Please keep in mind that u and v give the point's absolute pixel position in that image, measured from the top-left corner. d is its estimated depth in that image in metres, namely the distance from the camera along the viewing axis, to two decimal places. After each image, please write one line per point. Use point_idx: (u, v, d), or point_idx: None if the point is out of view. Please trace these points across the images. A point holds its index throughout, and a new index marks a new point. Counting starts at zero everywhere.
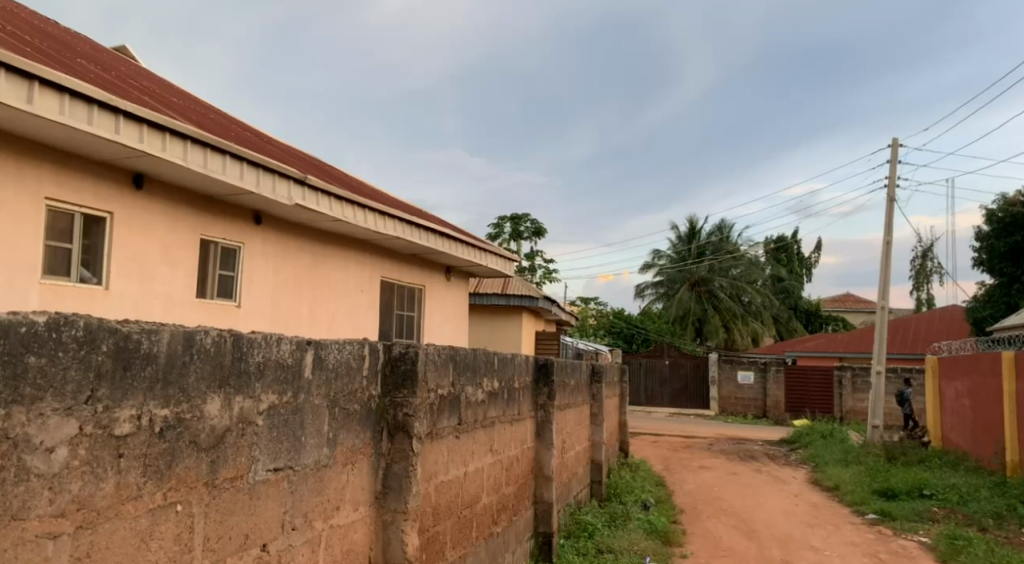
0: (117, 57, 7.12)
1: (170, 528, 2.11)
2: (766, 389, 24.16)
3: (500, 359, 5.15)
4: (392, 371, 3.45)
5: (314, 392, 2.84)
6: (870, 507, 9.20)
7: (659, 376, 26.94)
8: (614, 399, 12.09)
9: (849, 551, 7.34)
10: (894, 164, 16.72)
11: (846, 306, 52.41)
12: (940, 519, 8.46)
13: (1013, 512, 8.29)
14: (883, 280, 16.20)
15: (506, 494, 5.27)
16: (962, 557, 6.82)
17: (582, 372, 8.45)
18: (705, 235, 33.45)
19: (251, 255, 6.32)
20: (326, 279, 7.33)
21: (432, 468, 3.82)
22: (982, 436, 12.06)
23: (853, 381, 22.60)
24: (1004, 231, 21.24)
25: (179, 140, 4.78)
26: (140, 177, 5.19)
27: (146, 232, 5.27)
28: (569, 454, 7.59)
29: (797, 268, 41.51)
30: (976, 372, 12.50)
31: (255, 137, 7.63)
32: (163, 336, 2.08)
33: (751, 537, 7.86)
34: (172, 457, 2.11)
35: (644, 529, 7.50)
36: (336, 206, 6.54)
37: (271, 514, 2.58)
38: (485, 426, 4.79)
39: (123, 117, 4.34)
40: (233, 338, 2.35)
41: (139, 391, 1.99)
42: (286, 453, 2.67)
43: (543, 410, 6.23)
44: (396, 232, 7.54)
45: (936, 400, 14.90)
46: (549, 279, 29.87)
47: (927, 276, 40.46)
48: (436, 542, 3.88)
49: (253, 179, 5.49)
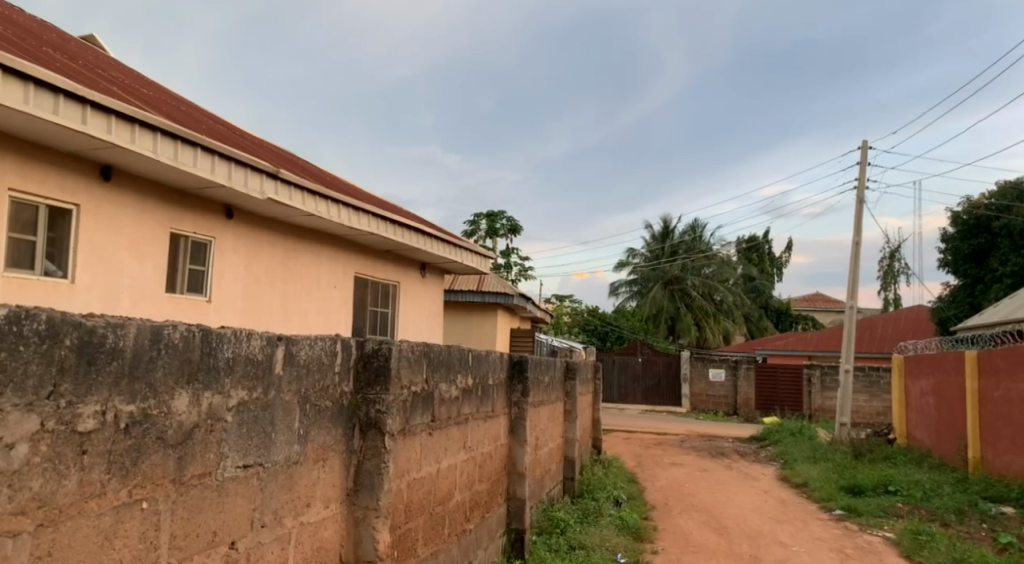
0: (83, 44, 6.95)
1: (134, 527, 2.08)
2: (737, 387, 24.43)
3: (475, 355, 5.16)
4: (365, 367, 3.43)
5: (285, 388, 2.82)
6: (836, 503, 9.34)
7: (632, 373, 27.18)
8: (587, 396, 12.17)
9: (816, 546, 7.47)
10: (863, 166, 16.97)
11: (815, 305, 53.29)
12: (905, 515, 8.63)
13: (975, 508, 8.48)
14: (852, 279, 16.48)
15: (479, 490, 5.28)
16: (925, 552, 6.96)
17: (557, 369, 8.49)
18: (678, 234, 33.70)
19: (222, 251, 6.25)
20: (299, 275, 7.26)
21: (405, 465, 3.81)
22: (945, 433, 12.31)
23: (823, 379, 22.75)
24: (969, 233, 21.74)
25: (147, 132, 4.70)
26: (108, 169, 5.10)
27: (114, 225, 5.18)
28: (543, 451, 7.63)
29: (768, 268, 42.07)
30: (941, 370, 12.74)
31: (227, 130, 7.51)
32: (129, 330, 2.04)
33: (722, 533, 7.95)
34: (138, 453, 2.08)
35: (616, 526, 7.56)
36: (309, 200, 6.47)
37: (240, 511, 2.55)
38: (459, 423, 4.78)
39: (90, 107, 4.25)
40: (202, 332, 2.32)
41: (104, 386, 1.96)
42: (256, 450, 2.64)
43: (517, 406, 6.23)
44: (370, 227, 7.48)
45: (901, 399, 15.18)
46: (525, 276, 29.98)
47: (893, 277, 41.33)
48: (408, 540, 3.87)
49: (225, 171, 5.41)
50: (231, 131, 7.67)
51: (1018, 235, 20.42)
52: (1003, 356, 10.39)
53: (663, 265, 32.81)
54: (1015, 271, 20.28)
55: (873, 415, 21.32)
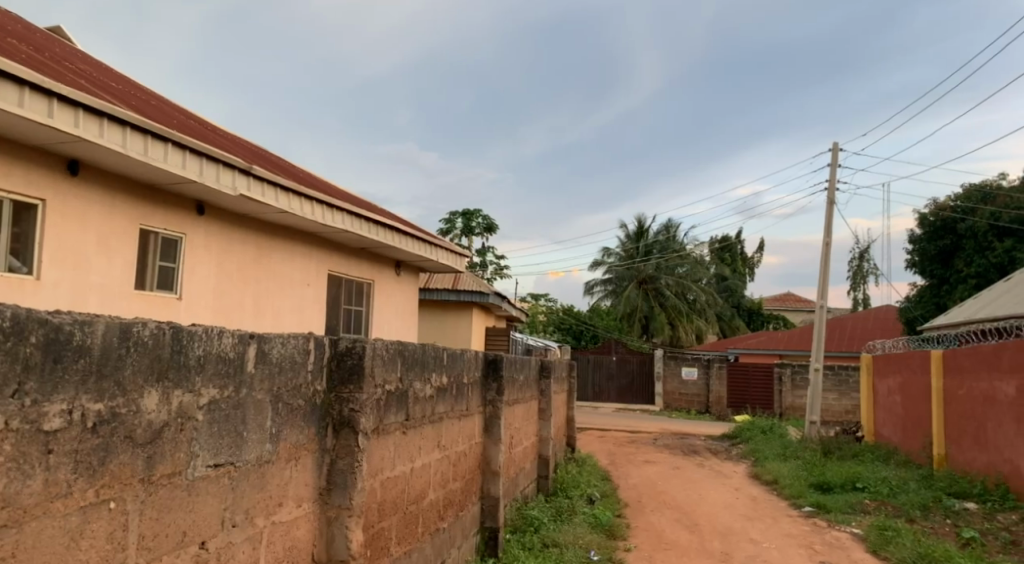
0: (50, 36, 6.82)
1: (102, 527, 2.05)
2: (709, 386, 24.68)
3: (450, 354, 5.15)
4: (339, 365, 3.41)
5: (257, 386, 2.79)
6: (806, 500, 9.47)
7: (606, 371, 27.36)
8: (562, 395, 12.22)
9: (786, 543, 7.57)
10: (833, 168, 17.21)
11: (786, 305, 54.03)
12: (872, 511, 8.78)
13: (940, 504, 8.65)
14: (822, 279, 16.72)
15: (453, 489, 5.27)
16: (891, 547, 7.08)
17: (531, 368, 8.50)
18: (653, 234, 33.88)
19: (193, 247, 6.16)
20: (271, 273, 7.19)
21: (378, 464, 3.79)
22: (911, 430, 12.55)
23: (793, 378, 22.90)
24: (934, 235, 22.20)
25: (116, 126, 4.63)
26: (75, 164, 5.01)
27: (81, 221, 5.09)
28: (517, 449, 7.65)
29: (740, 268, 42.47)
30: (908, 368, 12.99)
31: (198, 125, 7.40)
32: (97, 328, 2.01)
33: (693, 530, 8.04)
34: (106, 453, 2.05)
35: (590, 523, 7.62)
36: (282, 197, 6.41)
37: (211, 511, 2.53)
38: (433, 422, 4.77)
39: (57, 101, 4.17)
40: (172, 330, 2.29)
41: (72, 384, 1.93)
42: (227, 449, 2.61)
43: (491, 404, 6.24)
44: (344, 225, 7.43)
45: (869, 398, 15.43)
46: (500, 274, 30.02)
47: (862, 277, 41.97)
48: (381, 538, 3.86)
49: (197, 167, 5.34)
50: (203, 126, 7.56)
51: (982, 237, 20.89)
52: (967, 355, 10.62)
53: (637, 265, 33.00)
54: (979, 272, 20.75)
55: (842, 413, 21.65)
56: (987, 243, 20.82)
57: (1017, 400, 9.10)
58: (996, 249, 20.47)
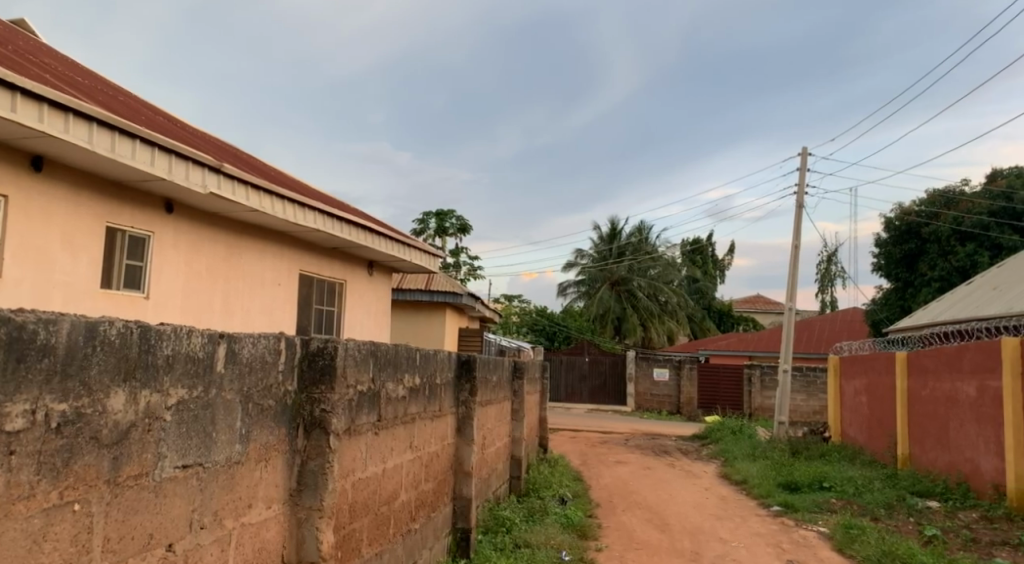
0: (14, 30, 6.64)
1: (66, 529, 2.02)
2: (680, 386, 24.88)
3: (422, 355, 5.13)
4: (310, 365, 3.39)
5: (226, 386, 2.76)
6: (774, 499, 9.60)
7: (579, 372, 27.46)
8: (535, 395, 12.24)
9: (755, 541, 7.67)
10: (802, 173, 17.45)
11: (755, 307, 54.87)
12: (838, 510, 8.91)
13: (903, 503, 8.82)
14: (792, 282, 16.94)
15: (425, 490, 5.26)
16: (856, 545, 7.19)
17: (504, 368, 8.49)
18: (625, 236, 34.06)
19: (162, 246, 6.07)
20: (240, 272, 7.11)
21: (350, 465, 3.77)
22: (877, 431, 12.77)
23: (762, 378, 23.19)
24: (900, 239, 22.62)
25: (82, 121, 4.54)
26: (39, 160, 4.91)
27: (45, 218, 5.00)
28: (489, 449, 7.63)
29: (711, 269, 42.92)
30: (873, 370, 13.24)
31: (170, 123, 7.30)
32: (62, 327, 1.98)
33: (664, 530, 8.10)
34: (70, 453, 2.02)
35: (561, 523, 7.67)
36: (253, 195, 6.33)
37: (178, 512, 2.49)
38: (405, 423, 4.74)
39: (20, 94, 4.08)
40: (140, 329, 2.27)
41: (35, 384, 1.89)
42: (196, 450, 2.58)
43: (464, 405, 6.24)
44: (315, 223, 7.36)
45: (836, 398, 15.69)
46: (473, 275, 30.02)
47: (830, 279, 42.71)
48: (352, 540, 3.83)
49: (165, 164, 5.27)
50: (173, 123, 7.44)
51: (945, 241, 21.38)
52: (930, 356, 10.85)
53: (610, 266, 33.16)
54: (942, 275, 21.21)
55: (809, 414, 21.98)
56: (949, 246, 21.29)
57: (978, 400, 9.32)
58: (959, 253, 20.97)
